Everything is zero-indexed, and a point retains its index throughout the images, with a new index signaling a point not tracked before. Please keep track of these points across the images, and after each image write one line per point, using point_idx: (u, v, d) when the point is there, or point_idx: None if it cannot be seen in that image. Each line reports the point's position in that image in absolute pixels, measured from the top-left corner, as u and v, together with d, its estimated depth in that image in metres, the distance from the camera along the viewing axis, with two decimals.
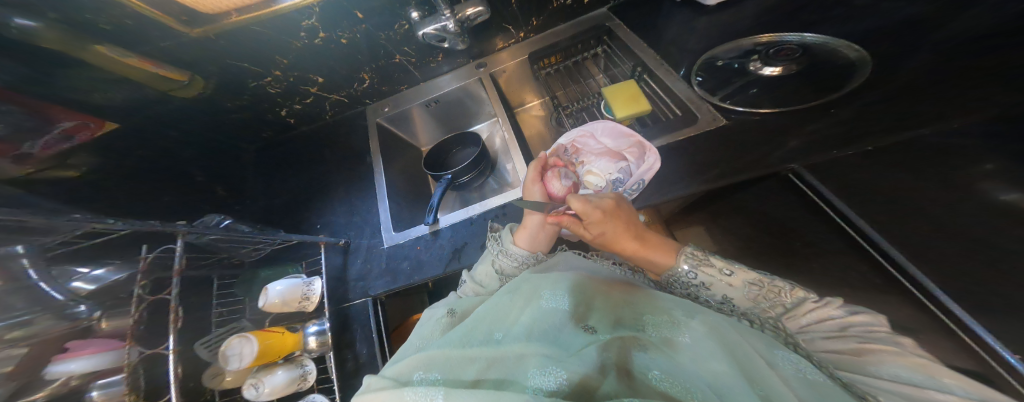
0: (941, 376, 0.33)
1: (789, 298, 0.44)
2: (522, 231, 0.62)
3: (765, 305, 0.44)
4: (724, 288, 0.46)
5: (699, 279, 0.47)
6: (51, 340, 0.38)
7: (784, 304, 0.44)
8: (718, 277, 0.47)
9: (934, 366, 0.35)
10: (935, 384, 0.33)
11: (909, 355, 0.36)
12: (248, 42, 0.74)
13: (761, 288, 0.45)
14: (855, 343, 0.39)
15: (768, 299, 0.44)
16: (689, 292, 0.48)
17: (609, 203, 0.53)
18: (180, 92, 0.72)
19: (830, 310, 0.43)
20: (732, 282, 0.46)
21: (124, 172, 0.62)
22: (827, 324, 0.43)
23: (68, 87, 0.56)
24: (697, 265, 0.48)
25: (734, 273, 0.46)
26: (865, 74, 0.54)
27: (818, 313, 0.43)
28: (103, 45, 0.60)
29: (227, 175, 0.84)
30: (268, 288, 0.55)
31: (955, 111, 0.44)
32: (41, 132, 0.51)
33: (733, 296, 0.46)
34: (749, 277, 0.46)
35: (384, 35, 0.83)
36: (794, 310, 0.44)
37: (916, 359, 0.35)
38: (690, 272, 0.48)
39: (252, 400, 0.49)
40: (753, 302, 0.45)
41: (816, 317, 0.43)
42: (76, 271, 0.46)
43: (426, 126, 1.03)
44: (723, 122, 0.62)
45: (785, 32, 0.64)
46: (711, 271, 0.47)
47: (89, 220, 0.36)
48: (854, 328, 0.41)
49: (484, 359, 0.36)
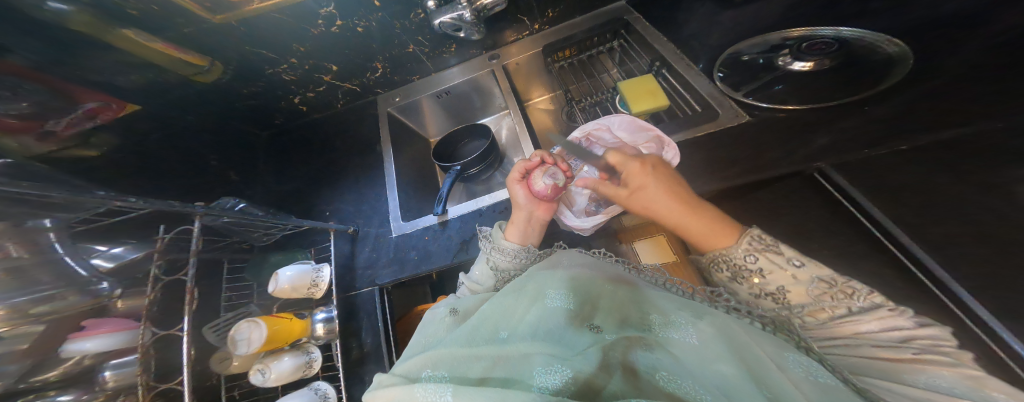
0: (990, 390, 0.30)
1: (861, 302, 0.39)
2: (511, 226, 0.60)
3: (827, 304, 0.40)
4: (784, 278, 0.42)
5: (757, 264, 0.44)
6: (69, 317, 0.39)
7: (850, 306, 0.39)
8: (783, 266, 0.42)
9: (990, 381, 0.30)
10: (980, 397, 0.29)
11: (962, 367, 0.32)
12: (267, 29, 0.74)
13: (832, 286, 0.40)
14: (908, 354, 0.35)
15: (834, 298, 0.40)
16: (737, 274, 0.45)
17: (654, 162, 0.56)
18: (202, 78, 0.74)
19: (897, 320, 0.37)
20: (798, 275, 0.42)
21: (144, 154, 0.63)
22: (888, 335, 0.37)
23: (93, 68, 0.57)
24: (760, 249, 0.44)
25: (805, 265, 0.42)
26: (906, 69, 0.51)
27: (883, 321, 0.37)
28: (130, 30, 0.61)
29: (241, 161, 0.85)
30: (279, 273, 0.55)
31: (998, 111, 0.41)
32: (65, 112, 0.52)
33: (792, 288, 0.42)
34: (822, 273, 0.41)
35: (399, 24, 0.82)
36: (857, 315, 0.39)
37: (965, 371, 0.31)
38: (748, 255, 0.44)
39: (259, 385, 0.49)
40: (813, 298, 0.41)
41: (880, 326, 0.38)
42: (95, 248, 0.45)
43: (436, 117, 1.02)
44: (746, 118, 0.59)
45: (818, 25, 0.61)
46: (776, 259, 0.43)
47: (112, 197, 0.35)
48: (918, 341, 0.35)
49: (490, 358, 0.35)
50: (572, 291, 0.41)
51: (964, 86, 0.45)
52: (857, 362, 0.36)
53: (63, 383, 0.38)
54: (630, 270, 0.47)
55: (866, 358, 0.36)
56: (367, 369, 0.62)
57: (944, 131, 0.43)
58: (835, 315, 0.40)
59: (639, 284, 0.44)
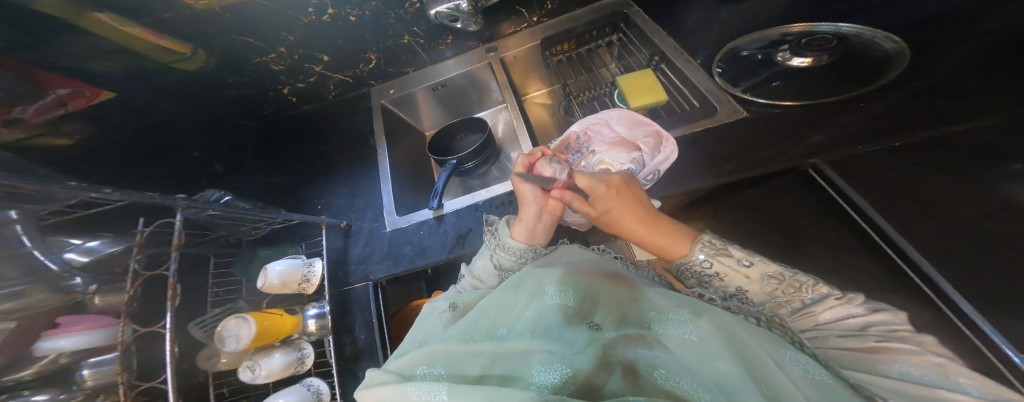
0: (955, 377, 0.31)
1: (811, 294, 0.42)
2: (517, 224, 0.58)
3: (780, 299, 0.42)
4: (738, 279, 0.44)
5: (713, 269, 0.45)
6: (40, 315, 0.36)
7: (804, 299, 0.42)
8: (733, 267, 0.44)
9: (952, 367, 0.32)
10: (948, 385, 0.31)
11: (926, 355, 0.33)
12: (253, 16, 0.71)
13: (781, 282, 0.42)
14: (873, 342, 0.36)
15: (786, 293, 0.42)
16: (702, 280, 0.46)
17: (618, 182, 0.53)
18: (184, 65, 0.70)
19: (851, 308, 0.40)
20: (749, 274, 0.44)
21: (121, 145, 0.60)
22: (846, 322, 0.39)
23: (63, 53, 0.54)
24: (713, 254, 0.45)
25: (754, 265, 0.44)
26: (901, 66, 0.51)
27: (838, 310, 0.40)
28: (103, 13, 0.56)
29: (227, 152, 0.82)
30: (268, 268, 0.53)
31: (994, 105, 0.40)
32: (34, 99, 0.49)
33: (748, 288, 0.44)
34: (769, 270, 0.43)
35: (393, 14, 0.80)
36: (813, 306, 0.41)
37: (929, 358, 0.33)
38: (704, 260, 0.46)
39: (249, 382, 0.48)
40: (768, 295, 0.43)
41: (834, 315, 0.40)
42: (69, 243, 0.43)
43: (431, 110, 1.00)
44: (744, 114, 0.59)
45: (818, 21, 0.60)
46: (726, 261, 0.45)
47: (85, 189, 0.33)
48: (873, 327, 0.38)
49: (488, 355, 0.34)
50: (572, 288, 0.40)
51: (952, 82, 0.46)
52: (829, 352, 0.37)
53: (37, 383, 0.36)
54: (629, 266, 0.47)
55: (839, 350, 0.37)
56: (361, 366, 0.61)
57: (921, 131, 0.45)
58: (793, 309, 0.42)
59: (634, 278, 0.44)
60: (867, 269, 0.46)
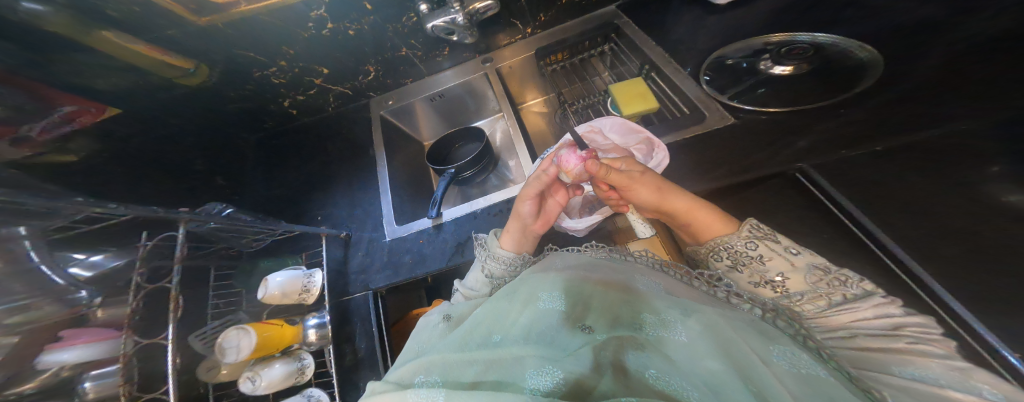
0: (976, 381, 0.30)
1: (854, 289, 0.40)
2: (506, 234, 0.60)
3: (822, 290, 0.41)
4: (782, 265, 0.44)
5: (757, 252, 0.46)
6: (46, 328, 0.37)
7: (845, 293, 0.40)
8: (783, 253, 0.44)
9: (973, 372, 0.31)
10: (964, 388, 0.29)
11: (949, 359, 0.32)
12: (256, 32, 0.74)
13: (826, 273, 0.41)
14: (901, 343, 0.35)
15: (828, 285, 0.41)
16: (738, 261, 0.47)
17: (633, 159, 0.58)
18: (185, 81, 0.72)
19: (891, 308, 0.37)
20: (794, 262, 0.44)
21: (126, 160, 0.61)
22: (877, 322, 0.37)
23: (70, 71, 0.55)
24: (759, 237, 0.46)
25: (801, 254, 0.44)
26: (878, 73, 0.53)
27: (877, 309, 0.37)
28: (110, 32, 0.59)
29: (227, 166, 0.83)
30: (268, 279, 0.54)
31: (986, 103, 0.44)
32: (41, 116, 0.51)
33: (791, 276, 0.43)
34: (815, 261, 0.43)
35: (392, 28, 0.82)
36: (853, 302, 0.39)
37: (950, 362, 0.31)
38: (749, 243, 0.46)
39: (249, 393, 0.48)
40: (810, 284, 0.42)
41: (872, 313, 0.38)
42: (72, 257, 0.44)
43: (428, 120, 1.02)
44: (732, 120, 0.60)
45: (796, 31, 0.63)
46: (774, 246, 0.45)
47: (91, 204, 0.34)
48: (906, 329, 0.36)
49: (483, 361, 0.35)
50: (564, 292, 0.41)
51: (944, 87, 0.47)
52: (852, 353, 0.35)
53: (40, 396, 0.36)
54: (628, 263, 0.48)
55: (860, 350, 0.36)
56: (361, 376, 0.61)
57: (920, 132, 0.45)
58: (829, 303, 0.40)
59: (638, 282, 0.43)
60: None
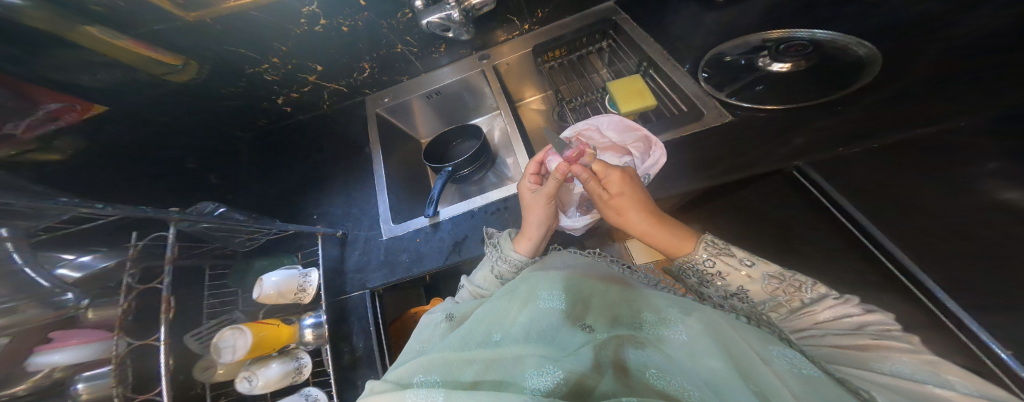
0: (945, 374, 0.31)
1: (811, 293, 0.41)
2: (521, 238, 0.58)
3: (782, 299, 0.42)
4: (740, 279, 0.44)
5: (716, 268, 0.46)
6: (33, 330, 0.36)
7: (803, 298, 0.42)
8: (736, 266, 0.44)
9: (942, 365, 0.32)
10: (936, 381, 0.30)
11: (917, 353, 0.33)
12: (246, 28, 0.72)
13: (781, 282, 0.42)
14: (868, 339, 0.36)
15: (787, 292, 0.42)
16: (703, 278, 0.46)
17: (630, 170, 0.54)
18: (174, 77, 0.71)
19: (848, 307, 0.40)
20: (752, 274, 0.44)
21: (114, 158, 0.60)
22: (841, 323, 0.39)
23: (53, 67, 0.54)
24: (715, 253, 0.46)
25: (756, 264, 0.44)
26: (876, 70, 0.53)
27: (836, 309, 0.40)
28: (92, 27, 0.58)
29: (220, 164, 0.82)
30: (263, 279, 0.54)
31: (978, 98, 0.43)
32: (25, 114, 0.49)
33: (750, 287, 0.44)
34: (770, 270, 0.43)
35: (386, 24, 0.81)
36: (813, 305, 0.41)
37: (920, 356, 0.33)
38: (707, 260, 0.46)
39: (247, 393, 0.48)
40: (769, 294, 0.43)
41: (832, 314, 0.40)
42: (60, 258, 0.43)
43: (426, 118, 1.01)
44: (729, 117, 0.60)
45: (795, 27, 0.63)
46: (730, 261, 0.45)
47: (77, 204, 0.33)
48: (870, 327, 0.38)
49: (484, 360, 0.35)
50: (564, 291, 0.41)
51: (947, 83, 0.47)
52: (827, 351, 0.37)
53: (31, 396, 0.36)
54: (625, 270, 0.47)
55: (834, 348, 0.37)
56: (358, 375, 0.61)
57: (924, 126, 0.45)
58: (794, 308, 0.42)
59: (635, 283, 0.45)
60: (853, 266, 0.47)
